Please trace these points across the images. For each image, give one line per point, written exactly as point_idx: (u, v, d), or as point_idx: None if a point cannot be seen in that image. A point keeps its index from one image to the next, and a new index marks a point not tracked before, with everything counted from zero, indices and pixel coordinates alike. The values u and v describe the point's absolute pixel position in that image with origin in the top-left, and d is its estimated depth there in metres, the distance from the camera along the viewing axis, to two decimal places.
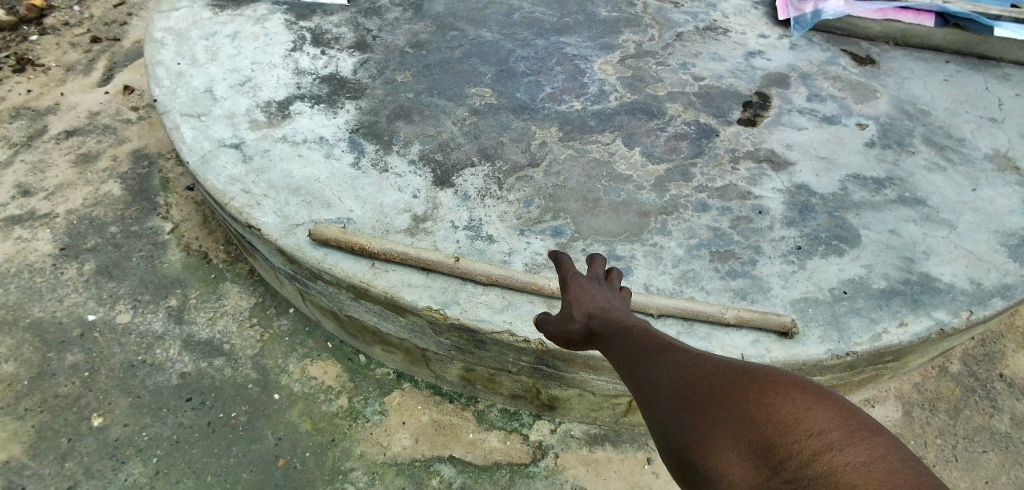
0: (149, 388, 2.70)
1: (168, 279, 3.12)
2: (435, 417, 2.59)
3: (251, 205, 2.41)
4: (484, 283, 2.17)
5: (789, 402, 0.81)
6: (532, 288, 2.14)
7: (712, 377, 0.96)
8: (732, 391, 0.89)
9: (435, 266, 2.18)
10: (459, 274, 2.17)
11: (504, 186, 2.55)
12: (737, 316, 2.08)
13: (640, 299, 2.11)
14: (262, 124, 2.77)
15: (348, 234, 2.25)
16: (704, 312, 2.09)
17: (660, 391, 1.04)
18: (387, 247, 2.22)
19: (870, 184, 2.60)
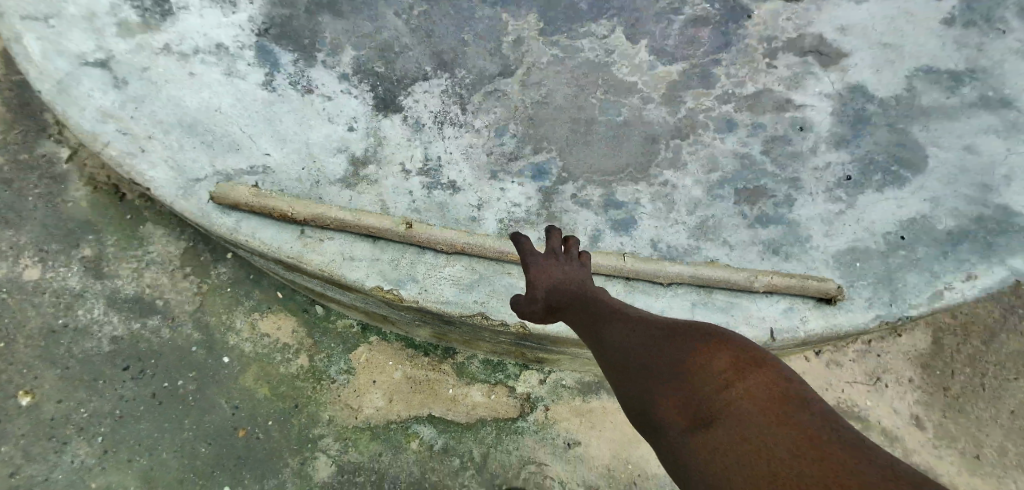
0: (76, 355, 2.07)
1: None
2: (410, 373, 2.09)
3: (133, 153, 1.81)
4: (447, 253, 1.68)
5: (745, 365, 0.79)
6: (509, 259, 1.67)
7: (672, 338, 0.93)
8: (688, 349, 0.87)
9: (384, 234, 1.67)
10: (415, 242, 1.67)
11: (469, 108, 1.93)
12: (770, 285, 1.62)
13: (646, 267, 1.64)
14: (135, 26, 1.94)
15: (261, 197, 1.70)
16: (727, 281, 1.63)
17: (623, 355, 1.00)
18: (312, 211, 1.69)
19: (945, 80, 1.98)
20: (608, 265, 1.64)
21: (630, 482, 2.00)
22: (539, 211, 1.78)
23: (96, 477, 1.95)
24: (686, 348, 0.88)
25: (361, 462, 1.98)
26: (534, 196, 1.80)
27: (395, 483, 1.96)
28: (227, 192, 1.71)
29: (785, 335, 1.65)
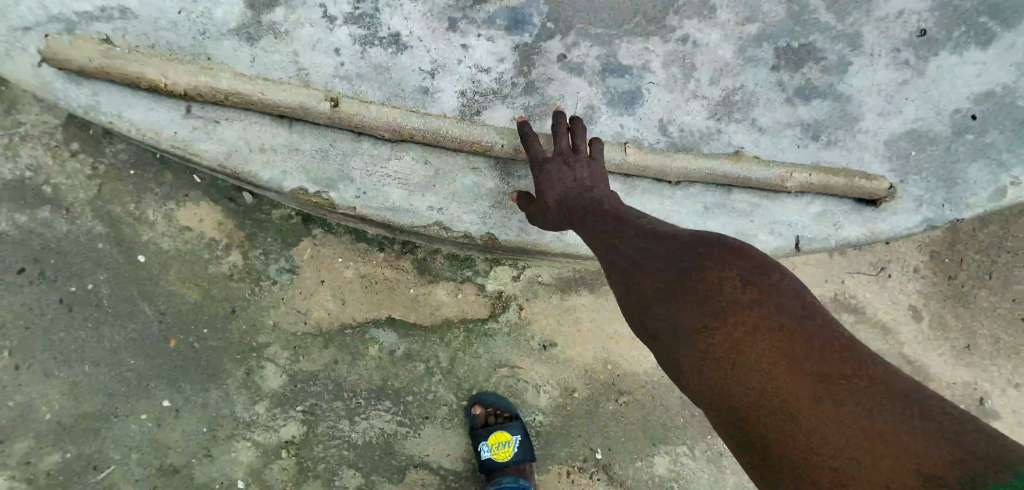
0: None
1: None
2: (363, 272, 1.94)
3: None
4: (390, 140, 1.31)
5: (757, 295, 0.83)
6: (469, 150, 1.32)
7: (682, 259, 0.93)
8: (702, 274, 0.88)
9: (300, 114, 1.26)
10: (348, 125, 1.27)
11: None
12: (804, 186, 1.39)
13: (656, 163, 1.34)
14: None
15: (117, 59, 1.20)
16: (754, 181, 1.38)
17: (626, 266, 1.00)
18: (191, 81, 1.22)
19: None
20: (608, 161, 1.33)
21: (610, 382, 1.98)
22: (515, 79, 1.36)
23: (11, 395, 1.69)
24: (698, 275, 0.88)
25: (315, 370, 1.88)
26: (509, 58, 1.35)
27: (355, 390, 1.89)
28: (58, 48, 1.20)
29: (815, 242, 1.49)
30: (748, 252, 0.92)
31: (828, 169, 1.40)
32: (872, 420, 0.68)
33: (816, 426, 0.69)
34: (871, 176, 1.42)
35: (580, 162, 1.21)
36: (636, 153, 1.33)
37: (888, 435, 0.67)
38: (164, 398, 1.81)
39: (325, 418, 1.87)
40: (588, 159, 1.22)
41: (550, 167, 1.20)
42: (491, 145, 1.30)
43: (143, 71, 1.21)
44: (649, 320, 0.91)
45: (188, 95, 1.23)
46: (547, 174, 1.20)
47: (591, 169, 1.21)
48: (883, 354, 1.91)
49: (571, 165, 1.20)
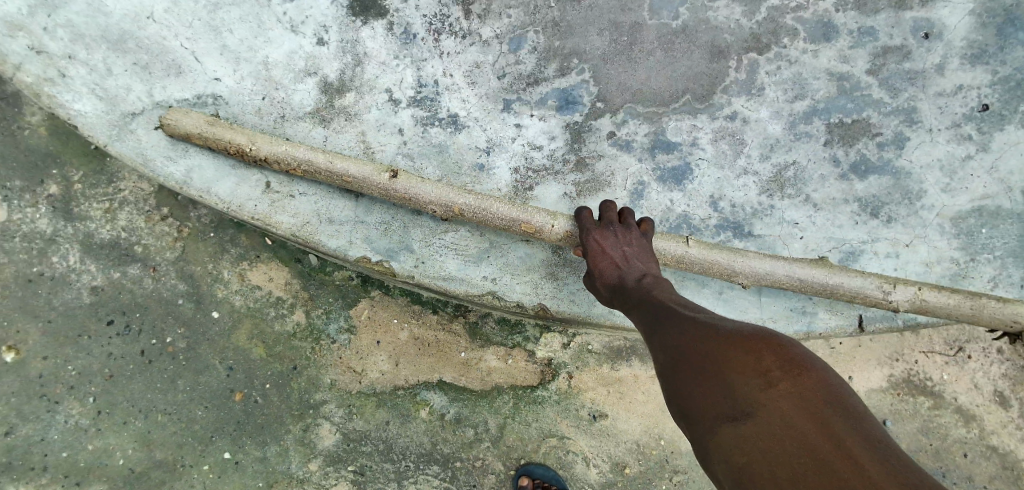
0: (59, 309, 2.09)
1: (24, 150, 2.14)
2: (417, 334, 2.03)
3: (50, 79, 1.43)
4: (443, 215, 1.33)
5: (789, 373, 0.82)
6: (517, 229, 1.30)
7: (714, 329, 0.93)
8: (733, 345, 0.88)
9: (359, 184, 1.31)
10: (399, 198, 1.30)
11: (475, 9, 1.43)
12: (910, 305, 1.30)
13: (741, 268, 1.30)
14: None
15: (219, 126, 1.33)
16: (851, 293, 1.31)
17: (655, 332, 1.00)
18: (271, 149, 1.31)
19: None
20: (688, 261, 1.31)
21: (663, 458, 1.96)
22: (565, 156, 1.42)
23: (93, 439, 2.03)
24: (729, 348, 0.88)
25: (369, 430, 2.00)
26: (559, 136, 1.42)
27: (405, 452, 1.98)
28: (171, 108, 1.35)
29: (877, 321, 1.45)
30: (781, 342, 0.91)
31: (942, 287, 1.30)
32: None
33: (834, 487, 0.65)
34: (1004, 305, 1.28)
35: (627, 234, 1.22)
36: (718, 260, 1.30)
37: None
38: (223, 450, 2.02)
39: (376, 480, 1.99)
40: (637, 233, 1.23)
41: (599, 236, 1.21)
42: (545, 227, 1.28)
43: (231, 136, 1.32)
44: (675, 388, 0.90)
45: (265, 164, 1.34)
46: (596, 244, 1.20)
47: (640, 243, 1.22)
48: (965, 442, 1.83)
49: (619, 236, 1.21)
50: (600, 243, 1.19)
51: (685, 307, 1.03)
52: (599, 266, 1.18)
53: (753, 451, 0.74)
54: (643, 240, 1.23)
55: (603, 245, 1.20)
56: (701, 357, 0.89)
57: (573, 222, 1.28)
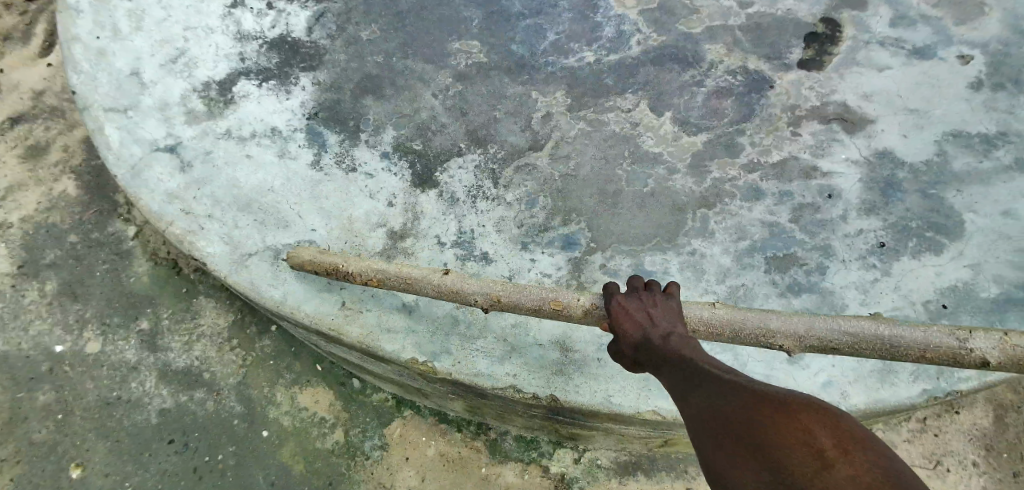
0: (128, 429, 2.40)
1: (136, 295, 2.74)
2: (442, 450, 2.26)
3: (193, 231, 2.02)
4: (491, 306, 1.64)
5: (831, 437, 0.78)
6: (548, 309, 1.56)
7: (753, 397, 0.92)
8: (769, 408, 0.88)
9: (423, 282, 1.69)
10: (454, 291, 1.66)
11: (501, 181, 2.04)
12: (998, 356, 1.24)
13: (791, 325, 1.36)
14: (201, 115, 2.29)
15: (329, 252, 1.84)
16: (919, 342, 1.29)
17: (693, 403, 1.01)
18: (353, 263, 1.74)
19: (977, 145, 2.01)
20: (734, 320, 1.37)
21: None
22: (569, 282, 1.84)
23: None
24: (766, 412, 0.87)
25: None
26: (564, 266, 1.87)
27: None
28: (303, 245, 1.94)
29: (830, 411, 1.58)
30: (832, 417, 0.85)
31: None
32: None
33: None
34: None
35: (656, 307, 1.31)
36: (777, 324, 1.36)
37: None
38: None
39: None
40: (662, 299, 1.35)
41: (626, 308, 1.31)
42: (571, 307, 1.52)
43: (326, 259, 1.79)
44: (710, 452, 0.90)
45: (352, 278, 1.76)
46: (622, 309, 1.33)
47: (671, 318, 1.29)
48: None
49: (645, 303, 1.33)
50: (624, 309, 1.31)
51: (723, 375, 1.04)
52: (629, 336, 1.27)
53: None
54: (671, 312, 1.31)
55: (631, 313, 1.31)
56: (737, 420, 0.89)
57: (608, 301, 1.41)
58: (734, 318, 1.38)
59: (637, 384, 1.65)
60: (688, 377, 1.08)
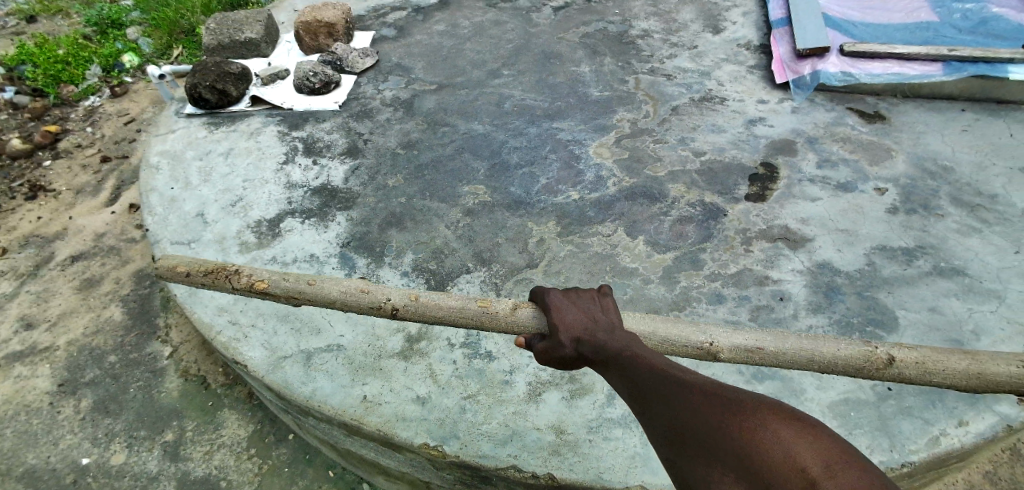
0: None
1: (164, 409, 2.95)
2: None
3: (237, 338, 2.33)
4: (399, 310, 1.65)
5: (790, 428, 0.87)
6: (466, 308, 1.57)
7: (727, 411, 0.96)
8: (748, 423, 0.91)
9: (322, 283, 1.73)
10: (360, 292, 1.69)
11: (503, 292, 2.41)
12: (902, 355, 1.36)
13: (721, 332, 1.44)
14: (252, 245, 2.74)
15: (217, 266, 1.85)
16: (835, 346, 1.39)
17: (668, 424, 1.03)
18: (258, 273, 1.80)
19: (899, 256, 2.41)
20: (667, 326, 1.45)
21: None
22: (563, 374, 2.11)
23: None
24: (725, 415, 0.95)
25: None
26: None
27: None
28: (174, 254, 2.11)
29: None
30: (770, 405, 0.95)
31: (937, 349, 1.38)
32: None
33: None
34: (1002, 356, 1.34)
35: (594, 306, 1.38)
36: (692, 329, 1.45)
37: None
38: None
39: None
40: (591, 297, 1.40)
41: (561, 305, 1.37)
42: (497, 305, 1.53)
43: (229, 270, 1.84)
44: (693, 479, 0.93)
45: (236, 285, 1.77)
46: (557, 310, 1.36)
47: (608, 314, 1.36)
48: None
49: (577, 303, 1.37)
50: (561, 312, 1.35)
51: (673, 376, 1.12)
52: (569, 338, 1.32)
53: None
54: (610, 309, 1.38)
55: (566, 312, 1.35)
56: (701, 427, 0.96)
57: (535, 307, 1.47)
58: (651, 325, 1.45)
59: (625, 461, 1.85)
60: (641, 381, 1.15)
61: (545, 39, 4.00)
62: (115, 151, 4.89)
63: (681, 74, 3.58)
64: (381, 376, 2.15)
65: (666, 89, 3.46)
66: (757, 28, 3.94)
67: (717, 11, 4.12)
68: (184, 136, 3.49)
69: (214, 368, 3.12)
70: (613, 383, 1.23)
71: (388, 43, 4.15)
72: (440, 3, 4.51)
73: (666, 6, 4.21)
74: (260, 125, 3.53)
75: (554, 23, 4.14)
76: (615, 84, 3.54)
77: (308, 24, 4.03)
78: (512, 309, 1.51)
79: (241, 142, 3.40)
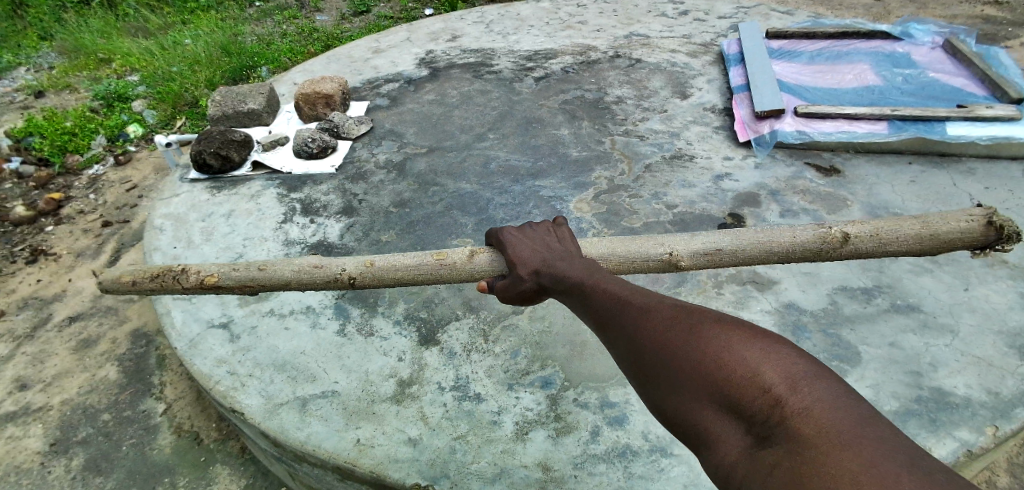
0: None
1: (157, 466, 3.01)
2: None
3: (235, 387, 2.42)
4: (354, 277, 2.03)
5: (748, 339, 1.01)
6: (423, 260, 1.98)
7: (691, 335, 1.09)
8: (712, 346, 1.04)
9: (272, 265, 2.11)
10: (312, 270, 2.07)
11: (490, 337, 2.55)
12: (861, 231, 1.89)
13: (686, 239, 1.99)
14: (250, 299, 2.87)
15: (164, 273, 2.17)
16: (791, 235, 1.94)
17: (638, 351, 1.19)
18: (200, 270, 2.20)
19: (859, 295, 2.59)
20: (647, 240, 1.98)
21: None
22: (548, 413, 2.22)
23: None
24: (689, 336, 1.09)
25: None
26: (543, 401, 2.27)
27: None
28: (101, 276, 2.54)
29: None
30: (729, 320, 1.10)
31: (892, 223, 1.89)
32: (874, 458, 0.73)
33: (812, 473, 0.77)
34: (951, 217, 1.83)
35: (551, 239, 1.71)
36: (661, 244, 1.98)
37: (892, 470, 0.71)
38: None
39: None
40: (544, 236, 1.72)
41: (517, 244, 1.72)
42: (452, 256, 1.93)
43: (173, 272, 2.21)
44: (667, 402, 1.08)
45: (184, 285, 2.14)
46: (513, 253, 1.71)
47: (560, 241, 1.70)
48: None
49: (532, 243, 1.71)
50: (520, 253, 1.68)
51: (637, 308, 1.27)
52: (529, 274, 1.65)
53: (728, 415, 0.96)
54: (563, 237, 1.72)
55: (522, 252, 1.69)
56: (668, 351, 1.11)
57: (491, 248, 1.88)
58: (633, 242, 1.99)
59: None
60: (612, 319, 1.32)
61: (527, 106, 4.33)
62: (117, 216, 5.06)
63: (653, 135, 3.89)
64: (374, 420, 2.24)
65: (639, 149, 3.75)
66: (721, 93, 4.32)
67: (684, 79, 4.52)
68: (187, 199, 3.69)
69: (207, 424, 3.20)
70: (583, 316, 1.46)
71: (382, 111, 4.47)
72: (430, 75, 4.89)
73: (637, 75, 4.60)
74: (260, 187, 3.75)
75: (536, 92, 4.49)
76: (592, 145, 3.83)
77: (307, 96, 4.34)
78: (470, 254, 1.90)
79: (242, 204, 3.60)
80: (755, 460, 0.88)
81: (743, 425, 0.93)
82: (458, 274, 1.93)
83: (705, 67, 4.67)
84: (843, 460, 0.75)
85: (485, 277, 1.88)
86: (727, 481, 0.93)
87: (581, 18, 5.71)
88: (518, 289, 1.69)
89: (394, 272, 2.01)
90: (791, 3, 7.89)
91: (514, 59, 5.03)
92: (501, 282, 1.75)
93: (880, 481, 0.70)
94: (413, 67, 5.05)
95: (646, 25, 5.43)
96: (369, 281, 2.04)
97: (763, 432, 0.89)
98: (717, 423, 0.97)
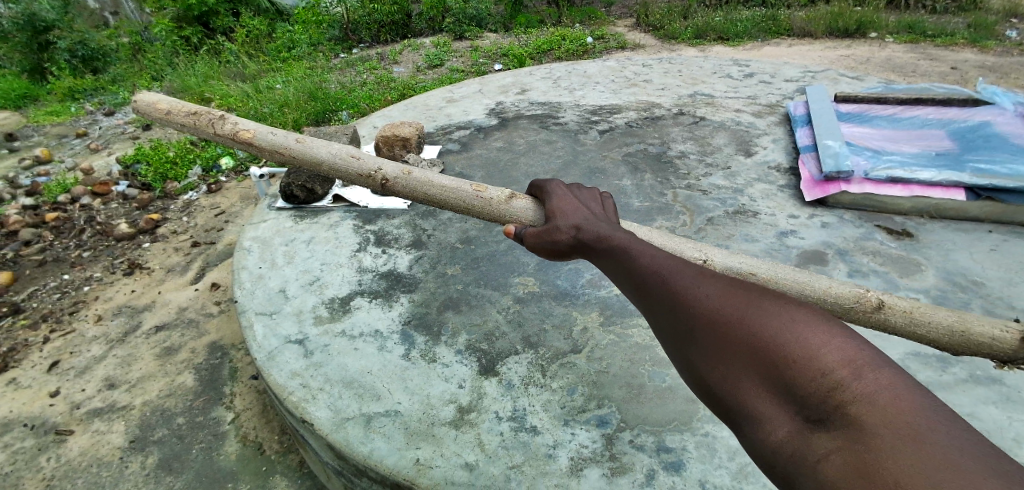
0: None
1: (221, 472, 3.20)
2: None
3: (307, 399, 2.58)
4: (386, 179, 2.66)
5: (804, 321, 1.08)
6: (464, 187, 2.48)
7: (747, 312, 1.16)
8: (768, 325, 1.10)
9: (307, 142, 2.91)
10: (348, 156, 2.80)
11: (548, 373, 2.61)
12: (891, 301, 1.95)
13: (724, 253, 2.13)
14: (325, 319, 3.07)
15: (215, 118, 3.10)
16: (828, 287, 2.01)
17: (685, 324, 1.26)
18: (241, 125, 3.02)
19: (934, 362, 2.48)
20: (690, 249, 2.14)
21: None
22: (603, 452, 2.24)
23: None
24: (743, 313, 1.16)
25: None
26: (599, 440, 2.29)
27: None
28: (142, 95, 3.37)
29: None
30: (784, 301, 1.16)
31: (927, 307, 1.92)
32: (951, 456, 0.78)
33: (878, 463, 0.82)
34: (991, 323, 1.84)
35: (599, 207, 1.99)
36: (699, 250, 2.13)
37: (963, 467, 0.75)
38: None
39: None
40: (591, 207, 1.97)
41: (563, 201, 2.00)
42: (492, 194, 2.38)
43: (221, 119, 3.05)
44: (715, 376, 1.15)
45: (223, 131, 3.00)
46: (559, 209, 1.97)
47: (602, 210, 1.99)
48: None
49: (581, 210, 1.93)
50: (567, 215, 1.90)
51: (683, 280, 1.35)
52: (570, 236, 1.84)
53: (779, 393, 1.03)
54: (607, 207, 2.02)
55: (569, 211, 1.94)
56: (719, 327, 1.18)
57: (532, 199, 2.25)
58: (676, 241, 2.17)
59: None
60: (655, 287, 1.41)
61: (591, 156, 4.50)
62: (205, 237, 5.52)
63: (716, 190, 3.94)
64: (434, 442, 2.33)
65: (701, 202, 3.81)
66: (787, 153, 4.35)
67: (749, 138, 4.58)
68: (273, 225, 4.00)
69: (271, 436, 3.41)
70: (619, 281, 1.58)
71: (453, 156, 4.76)
72: (499, 124, 5.19)
73: (702, 132, 4.71)
74: (339, 218, 4.01)
75: (600, 144, 4.67)
76: (655, 196, 3.90)
77: (386, 139, 4.67)
78: (508, 196, 2.32)
79: (322, 232, 3.87)
80: (810, 441, 0.96)
81: (792, 405, 1.00)
82: (494, 212, 2.36)
83: (770, 128, 4.72)
84: (914, 453, 0.80)
85: (521, 222, 2.25)
86: (772, 457, 1.01)
87: (646, 77, 5.92)
88: (552, 236, 1.92)
89: (428, 189, 2.56)
90: (860, 69, 7.87)
91: (580, 112, 5.27)
92: (535, 230, 1.98)
93: (958, 474, 0.75)
94: (484, 116, 5.38)
95: (710, 86, 5.58)
96: (400, 187, 2.63)
97: (816, 415, 0.96)
98: (767, 402, 1.04)
